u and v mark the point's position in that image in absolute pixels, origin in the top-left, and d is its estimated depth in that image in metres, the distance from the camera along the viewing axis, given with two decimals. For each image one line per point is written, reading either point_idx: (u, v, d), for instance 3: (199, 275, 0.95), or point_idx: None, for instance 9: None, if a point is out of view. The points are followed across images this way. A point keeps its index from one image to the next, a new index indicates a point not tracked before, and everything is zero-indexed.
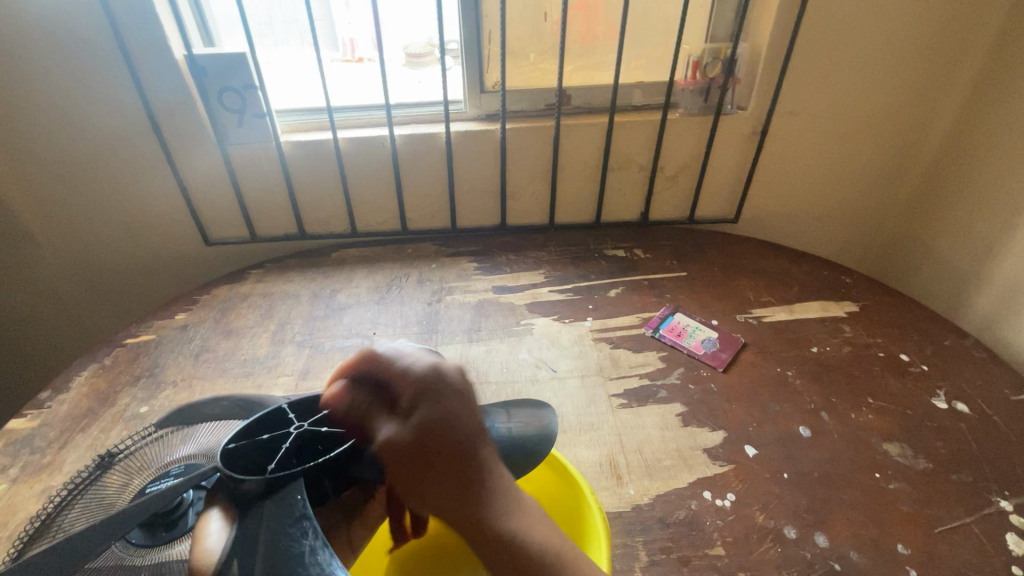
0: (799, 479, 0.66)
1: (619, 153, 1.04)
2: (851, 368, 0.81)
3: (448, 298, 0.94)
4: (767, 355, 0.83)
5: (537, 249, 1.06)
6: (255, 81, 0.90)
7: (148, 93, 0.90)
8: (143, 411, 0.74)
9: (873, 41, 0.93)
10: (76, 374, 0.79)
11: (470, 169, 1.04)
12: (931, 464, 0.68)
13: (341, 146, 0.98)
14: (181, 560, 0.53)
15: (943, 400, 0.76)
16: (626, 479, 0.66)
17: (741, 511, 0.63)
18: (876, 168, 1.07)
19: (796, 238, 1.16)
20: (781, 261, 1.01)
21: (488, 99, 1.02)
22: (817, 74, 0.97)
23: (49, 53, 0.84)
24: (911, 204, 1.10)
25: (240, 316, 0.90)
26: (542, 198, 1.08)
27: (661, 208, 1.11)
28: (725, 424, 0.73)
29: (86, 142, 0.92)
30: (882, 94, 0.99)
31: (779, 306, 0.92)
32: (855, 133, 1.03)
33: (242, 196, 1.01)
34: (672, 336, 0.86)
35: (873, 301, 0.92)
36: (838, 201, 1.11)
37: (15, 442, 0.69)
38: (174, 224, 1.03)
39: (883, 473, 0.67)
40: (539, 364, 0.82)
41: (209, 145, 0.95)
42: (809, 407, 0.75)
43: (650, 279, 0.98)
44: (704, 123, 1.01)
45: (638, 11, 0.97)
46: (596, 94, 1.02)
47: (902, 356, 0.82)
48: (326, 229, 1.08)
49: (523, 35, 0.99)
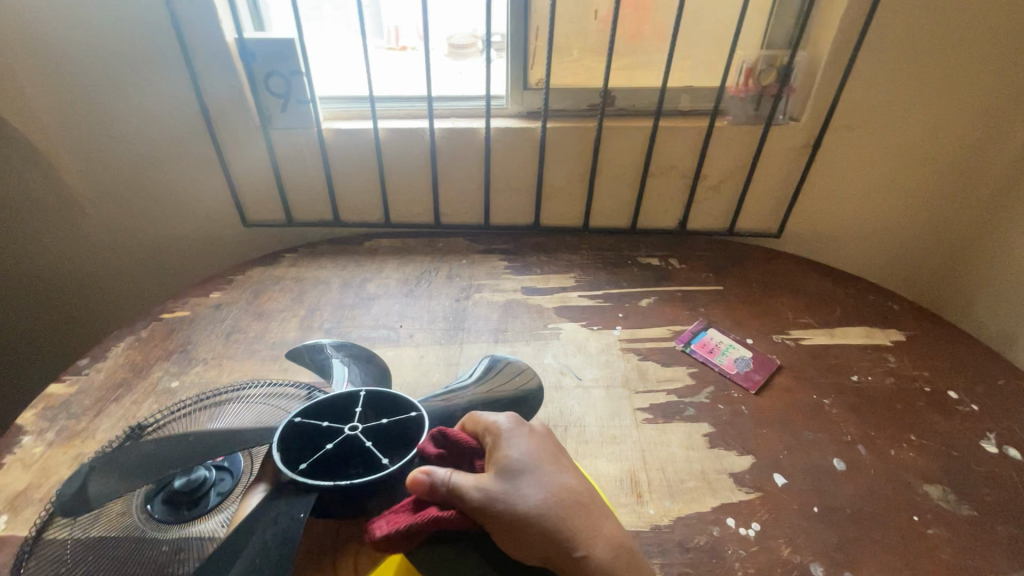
0: (830, 515, 0.63)
1: (661, 159, 1.01)
2: (893, 400, 0.77)
3: (476, 296, 0.93)
4: (803, 380, 0.80)
5: (569, 252, 1.04)
6: (300, 68, 0.91)
7: (198, 75, 0.91)
8: (174, 386, 0.75)
9: (943, 57, 0.88)
10: (114, 344, 0.82)
11: (508, 166, 1.02)
12: (975, 511, 0.64)
13: (381, 137, 0.98)
14: (202, 536, 0.54)
15: (993, 444, 0.71)
16: (647, 498, 0.65)
17: (766, 543, 0.60)
18: (935, 192, 1.01)
19: (841, 258, 1.11)
20: (824, 281, 0.97)
21: (530, 97, 1.00)
22: (879, 88, 0.92)
23: (108, 31, 0.87)
24: (971, 231, 1.04)
25: (271, 298, 0.92)
26: (578, 201, 1.06)
27: (700, 218, 1.08)
28: (754, 450, 0.70)
29: (138, 121, 0.95)
30: (948, 114, 0.93)
31: (820, 329, 0.88)
32: (915, 154, 0.98)
33: (281, 180, 1.02)
34: (704, 352, 0.83)
35: (922, 331, 0.87)
36: (890, 222, 1.06)
37: (53, 406, 0.72)
38: (215, 203, 1.05)
39: (922, 516, 0.63)
40: (564, 371, 0.80)
41: (253, 129, 0.97)
42: (846, 439, 0.72)
43: (683, 291, 0.95)
44: (752, 133, 0.97)
45: (692, 14, 0.94)
46: (642, 97, 0.99)
47: (951, 392, 0.78)
48: (360, 217, 1.09)
49: (571, 33, 0.97)
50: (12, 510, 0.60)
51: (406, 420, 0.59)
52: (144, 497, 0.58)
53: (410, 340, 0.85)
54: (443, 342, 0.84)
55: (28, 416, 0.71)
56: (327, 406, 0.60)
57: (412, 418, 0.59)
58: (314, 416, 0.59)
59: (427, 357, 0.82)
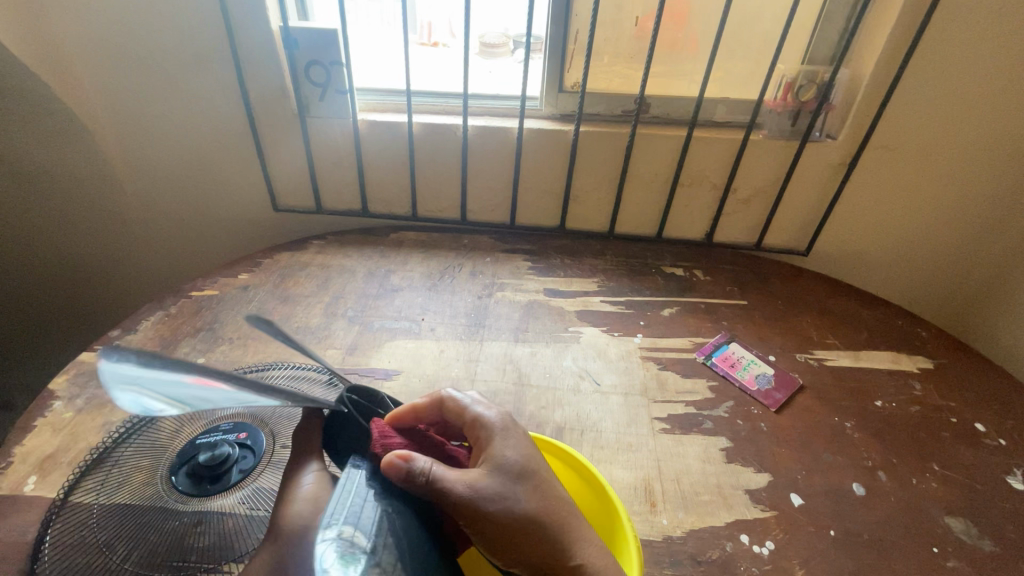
0: (846, 539, 0.62)
1: (692, 170, 1.00)
2: (917, 429, 0.75)
3: (499, 294, 0.94)
4: (825, 401, 0.78)
5: (593, 256, 1.04)
6: (341, 58, 0.92)
7: (242, 59, 0.93)
8: (200, 362, 0.77)
9: (992, 83, 0.86)
10: (144, 318, 0.83)
11: (537, 167, 1.02)
12: (998, 548, 0.62)
13: (414, 131, 0.99)
14: (221, 513, 0.56)
15: (1020, 481, 0.69)
16: (661, 507, 0.64)
17: (779, 563, 0.60)
18: (972, 220, 0.99)
19: (869, 281, 1.10)
20: (852, 302, 0.95)
21: (565, 99, 1.00)
22: (922, 111, 0.90)
23: (159, 13, 0.89)
24: (1006, 261, 1.01)
25: (298, 283, 0.93)
26: (605, 206, 1.06)
27: (728, 230, 1.07)
28: (772, 468, 0.69)
29: (181, 103, 0.97)
30: (992, 142, 0.91)
31: (844, 351, 0.86)
32: (954, 179, 0.95)
33: (314, 168, 1.04)
34: (725, 366, 0.83)
35: (950, 360, 0.85)
36: (922, 248, 1.03)
37: (83, 373, 0.74)
38: (248, 188, 1.07)
39: (942, 549, 0.62)
40: (582, 375, 0.80)
41: (291, 116, 0.98)
42: (866, 464, 0.70)
43: (707, 303, 0.94)
44: (788, 149, 0.96)
45: (734, 25, 0.93)
46: (677, 106, 0.99)
47: (978, 425, 0.76)
48: (387, 209, 1.10)
49: (610, 37, 0.97)
50: (41, 471, 0.62)
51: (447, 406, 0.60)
52: (168, 468, 0.59)
53: (431, 333, 0.85)
54: (464, 338, 0.85)
55: (59, 381, 0.73)
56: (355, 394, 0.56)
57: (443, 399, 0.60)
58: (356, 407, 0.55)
59: (448, 352, 0.82)
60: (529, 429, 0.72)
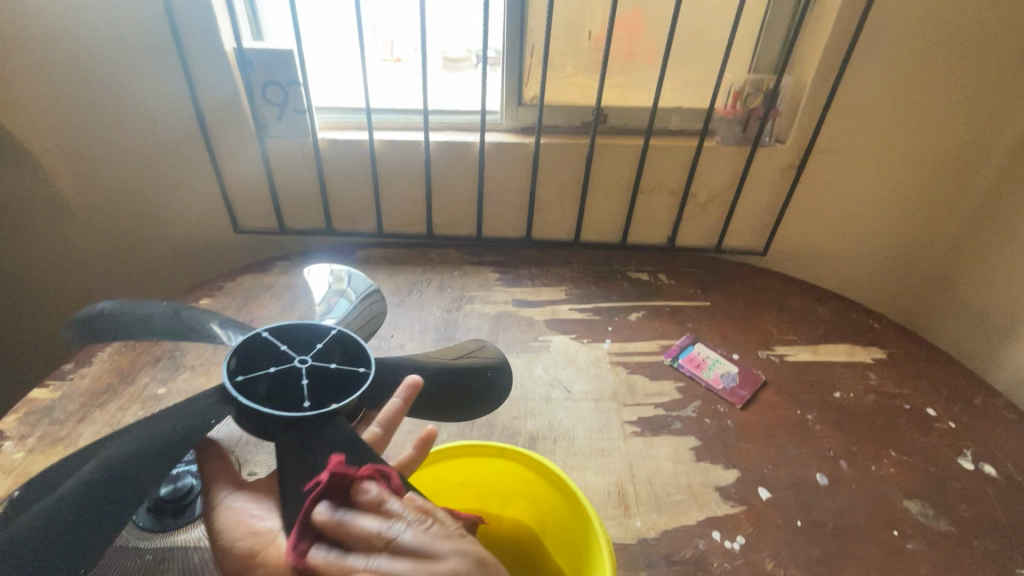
0: (812, 529, 0.64)
1: (651, 177, 1.03)
2: (874, 417, 0.78)
3: (468, 306, 0.94)
4: (787, 395, 0.81)
5: (560, 265, 1.05)
6: (298, 78, 0.92)
7: (197, 83, 0.92)
8: (160, 393, 0.75)
9: (920, 87, 0.92)
10: (99, 350, 0.80)
11: (501, 178, 1.04)
12: (952, 527, 0.65)
13: (377, 147, 0.99)
14: (186, 547, 0.54)
15: (970, 460, 0.73)
16: (634, 510, 0.65)
17: (750, 556, 0.61)
18: (913, 215, 1.05)
19: (824, 278, 1.14)
20: (809, 298, 0.99)
21: (524, 113, 1.02)
22: (861, 114, 0.95)
23: (107, 37, 0.87)
24: (944, 254, 1.07)
25: (262, 305, 0.92)
26: (570, 214, 1.08)
27: (689, 233, 1.10)
28: (739, 463, 0.71)
29: (135, 128, 0.95)
30: (924, 142, 0.97)
31: (803, 346, 0.90)
32: (893, 177, 1.01)
33: (275, 186, 1.03)
34: (691, 366, 0.85)
35: (900, 349, 0.90)
36: (870, 243, 1.09)
37: (35, 411, 0.71)
38: (207, 211, 1.05)
39: (901, 531, 0.65)
40: (553, 383, 0.81)
41: (250, 138, 0.98)
42: (828, 454, 0.73)
43: (671, 306, 0.97)
44: (740, 154, 1.00)
45: (682, 37, 0.97)
46: (633, 116, 1.02)
47: (929, 410, 0.80)
48: (353, 226, 1.09)
49: (565, 52, 0.99)
50: None
51: (340, 346, 0.59)
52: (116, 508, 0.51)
53: (401, 349, 0.85)
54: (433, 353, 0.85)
55: (8, 422, 0.70)
56: (245, 348, 0.56)
57: (332, 335, 0.59)
58: (252, 358, 0.56)
59: None
60: (502, 440, 0.72)
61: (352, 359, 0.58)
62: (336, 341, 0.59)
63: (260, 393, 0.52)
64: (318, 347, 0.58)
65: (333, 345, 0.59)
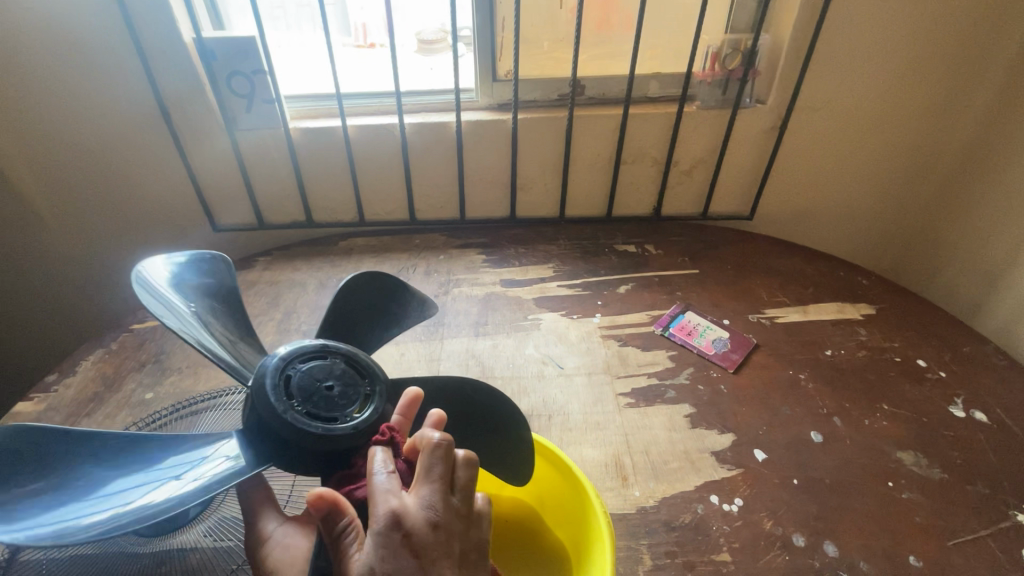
0: (809, 486, 0.65)
1: (633, 146, 1.01)
2: (866, 372, 0.79)
3: (455, 290, 0.93)
4: (779, 356, 0.81)
5: (546, 242, 1.04)
6: (264, 67, 0.89)
7: (157, 77, 0.89)
8: (148, 398, 0.74)
9: (900, 36, 0.90)
10: (82, 359, 0.79)
11: (480, 158, 1.02)
12: (946, 474, 0.66)
13: (350, 134, 0.97)
14: (182, 549, 0.54)
15: (961, 408, 0.74)
16: (632, 480, 0.66)
17: (749, 517, 0.62)
18: (898, 167, 1.04)
19: (813, 237, 1.14)
20: (797, 259, 0.99)
21: (499, 88, 1.00)
22: (842, 70, 0.93)
23: (54, 33, 0.83)
24: (931, 205, 1.07)
25: (246, 303, 0.90)
26: (553, 190, 1.06)
27: (674, 202, 1.09)
28: (734, 427, 0.72)
29: (96, 129, 0.92)
30: (905, 91, 0.96)
31: (793, 307, 0.89)
32: (875, 128, 0.99)
33: (250, 181, 1.00)
34: (682, 335, 0.84)
35: (890, 303, 0.90)
36: (855, 200, 1.08)
37: (21, 425, 0.70)
38: (182, 211, 1.03)
39: (896, 482, 0.66)
40: (545, 361, 0.81)
41: (218, 131, 0.95)
42: (822, 412, 0.73)
43: (660, 276, 0.96)
44: (721, 117, 0.99)
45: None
46: (611, 85, 1.00)
47: (920, 361, 0.80)
48: (333, 217, 1.07)
49: (537, 23, 0.96)
50: None
51: (281, 415, 0.46)
52: None
53: None
54: (423, 339, 0.84)
55: None
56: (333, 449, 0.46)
57: (258, 396, 0.47)
58: (327, 430, 0.46)
59: (409, 355, 0.81)
60: None
61: (293, 380, 0.48)
62: (251, 419, 0.48)
63: (352, 407, 0.49)
64: (290, 398, 0.47)
65: (252, 456, 0.47)
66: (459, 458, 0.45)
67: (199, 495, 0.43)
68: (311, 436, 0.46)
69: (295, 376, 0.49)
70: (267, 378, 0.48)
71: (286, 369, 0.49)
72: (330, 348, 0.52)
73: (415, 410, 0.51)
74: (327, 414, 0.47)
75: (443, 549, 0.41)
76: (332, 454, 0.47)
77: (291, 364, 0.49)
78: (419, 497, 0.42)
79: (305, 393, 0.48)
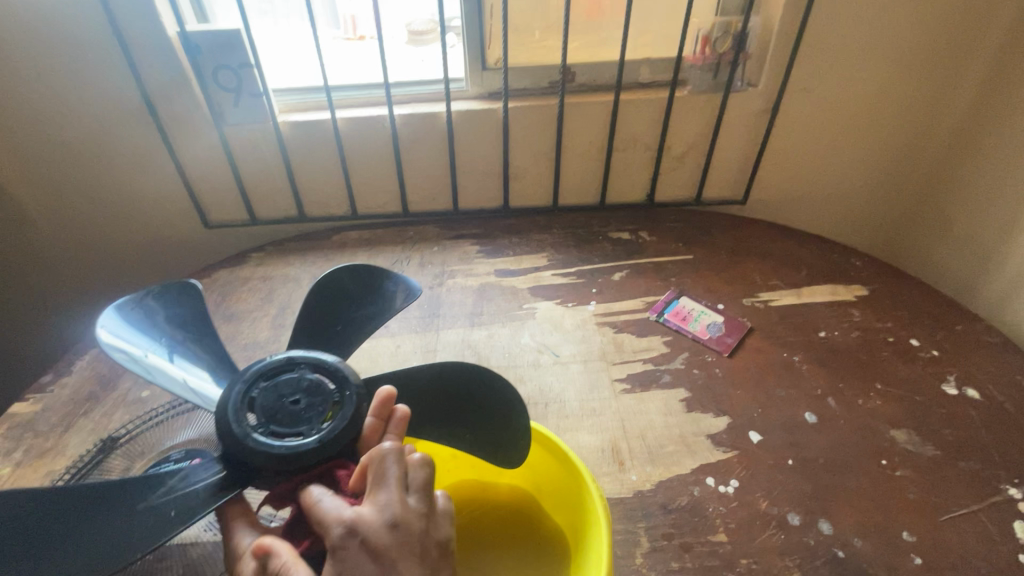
0: (803, 466, 0.66)
1: (624, 133, 1.01)
2: (860, 354, 0.79)
3: (450, 281, 0.93)
4: (773, 340, 0.82)
5: (540, 231, 1.04)
6: (250, 60, 0.88)
7: (142, 73, 0.88)
8: (145, 395, 0.74)
9: (891, 15, 0.89)
10: (78, 358, 0.79)
11: (473, 148, 1.01)
12: (939, 451, 0.67)
13: (340, 127, 0.96)
14: (183, 544, 0.55)
15: (954, 386, 0.74)
16: (629, 465, 0.66)
17: (744, 498, 0.62)
18: (891, 147, 1.04)
19: (807, 218, 1.13)
20: (791, 243, 0.99)
21: (489, 77, 0.99)
22: (833, 50, 0.93)
23: (35, 29, 0.82)
24: (925, 184, 1.06)
25: (240, 298, 0.90)
26: (545, 178, 1.06)
27: (667, 188, 1.09)
28: (729, 410, 0.72)
29: (82, 127, 0.91)
30: (896, 71, 0.95)
31: (787, 290, 0.90)
32: (867, 109, 0.99)
33: (241, 177, 1.00)
34: (677, 321, 0.85)
35: (883, 285, 0.90)
36: (848, 181, 1.08)
37: (18, 426, 0.70)
38: (173, 208, 1.02)
39: (890, 460, 0.66)
40: (541, 349, 0.81)
41: (205, 126, 0.94)
42: (816, 393, 0.74)
43: (654, 263, 0.96)
44: (713, 102, 0.98)
45: None
46: (601, 71, 0.99)
47: (913, 341, 0.81)
48: (326, 211, 1.07)
49: (526, 10, 0.96)
50: None
51: (242, 441, 0.46)
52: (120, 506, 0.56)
53: (386, 331, 0.84)
54: (420, 330, 0.84)
55: None
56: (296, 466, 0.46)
57: (223, 421, 0.48)
58: (289, 448, 0.46)
59: (405, 347, 0.82)
60: None
61: (257, 401, 0.49)
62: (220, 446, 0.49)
63: (317, 418, 0.48)
64: (252, 419, 0.47)
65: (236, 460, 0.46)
66: (416, 460, 0.45)
67: (183, 523, 0.44)
68: (273, 457, 0.45)
69: (259, 397, 0.49)
70: (231, 400, 0.49)
71: (250, 390, 0.49)
72: (296, 360, 0.52)
73: (390, 411, 0.50)
74: (292, 429, 0.47)
75: (401, 550, 0.41)
76: (301, 470, 0.46)
77: (255, 383, 0.50)
78: (375, 504, 0.42)
79: (269, 412, 0.48)
